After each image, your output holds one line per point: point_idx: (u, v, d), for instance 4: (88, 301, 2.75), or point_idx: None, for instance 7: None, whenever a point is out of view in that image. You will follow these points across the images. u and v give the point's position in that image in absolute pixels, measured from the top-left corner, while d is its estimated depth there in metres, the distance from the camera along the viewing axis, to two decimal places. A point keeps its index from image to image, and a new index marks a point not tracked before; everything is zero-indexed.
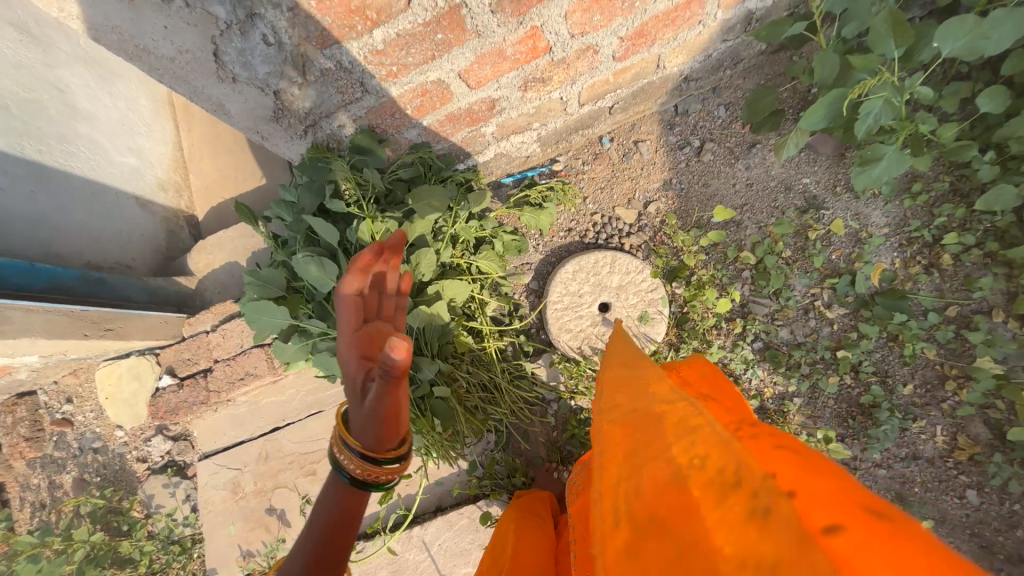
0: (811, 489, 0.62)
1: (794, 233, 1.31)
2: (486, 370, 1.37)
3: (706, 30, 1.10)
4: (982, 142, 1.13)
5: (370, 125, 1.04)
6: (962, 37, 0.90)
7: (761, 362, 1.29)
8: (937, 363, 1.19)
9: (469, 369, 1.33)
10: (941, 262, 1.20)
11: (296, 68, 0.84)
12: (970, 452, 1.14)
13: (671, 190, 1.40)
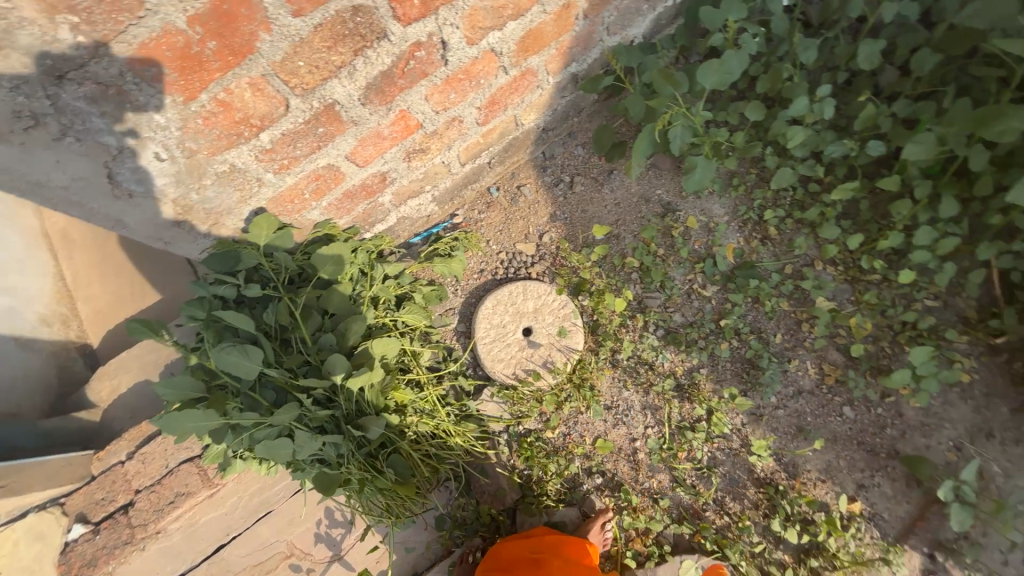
0: None
1: (661, 234, 1.58)
2: (432, 419, 1.39)
3: (545, 92, 1.37)
4: (765, 140, 1.49)
5: (273, 212, 1.13)
6: (715, 74, 1.25)
7: (667, 346, 1.48)
8: (793, 312, 1.46)
9: (414, 420, 1.36)
10: (770, 232, 1.51)
11: (191, 175, 0.93)
12: (837, 376, 1.38)
13: (558, 220, 1.63)
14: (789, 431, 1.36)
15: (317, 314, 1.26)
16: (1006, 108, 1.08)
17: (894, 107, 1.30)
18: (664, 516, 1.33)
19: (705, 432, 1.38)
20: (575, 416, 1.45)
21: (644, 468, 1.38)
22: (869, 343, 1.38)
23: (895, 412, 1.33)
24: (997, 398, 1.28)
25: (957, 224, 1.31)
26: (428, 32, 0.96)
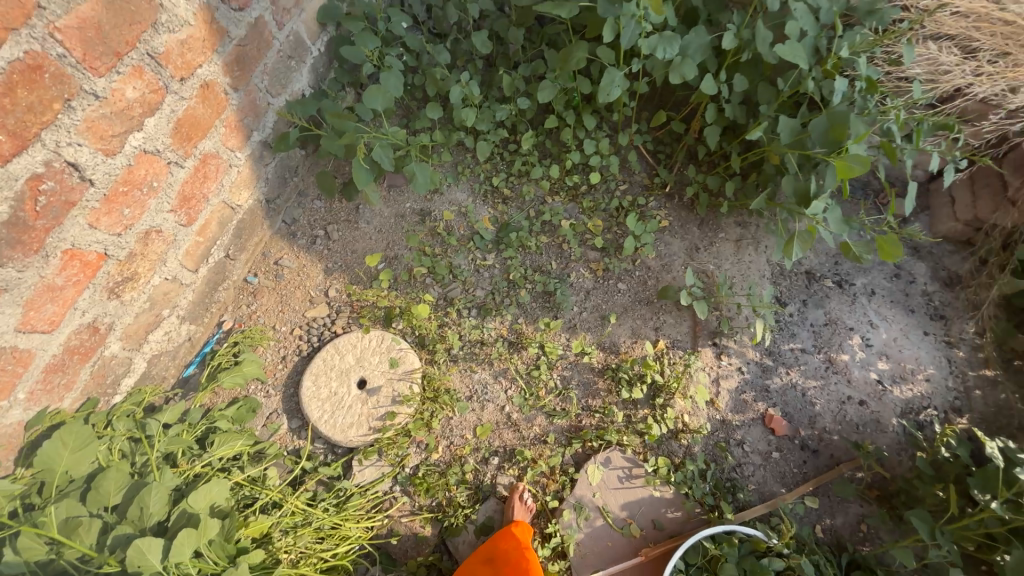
0: None
1: (428, 236, 1.73)
2: (308, 522, 1.29)
3: (241, 167, 1.36)
4: (459, 129, 1.77)
5: None
6: (378, 93, 1.43)
7: (484, 320, 1.64)
8: (553, 240, 1.78)
9: (287, 539, 1.22)
10: (504, 192, 1.80)
11: None
12: (603, 267, 1.75)
13: (334, 271, 1.63)
14: (597, 323, 1.68)
15: (86, 519, 0.97)
16: (572, 49, 1.53)
17: (520, 72, 1.70)
18: (558, 447, 1.49)
19: (547, 363, 1.60)
20: (448, 425, 1.51)
21: (525, 422, 1.53)
22: (607, 233, 1.79)
23: (646, 268, 1.76)
24: (688, 224, 1.81)
25: (602, 130, 1.79)
26: (42, 161, 0.86)
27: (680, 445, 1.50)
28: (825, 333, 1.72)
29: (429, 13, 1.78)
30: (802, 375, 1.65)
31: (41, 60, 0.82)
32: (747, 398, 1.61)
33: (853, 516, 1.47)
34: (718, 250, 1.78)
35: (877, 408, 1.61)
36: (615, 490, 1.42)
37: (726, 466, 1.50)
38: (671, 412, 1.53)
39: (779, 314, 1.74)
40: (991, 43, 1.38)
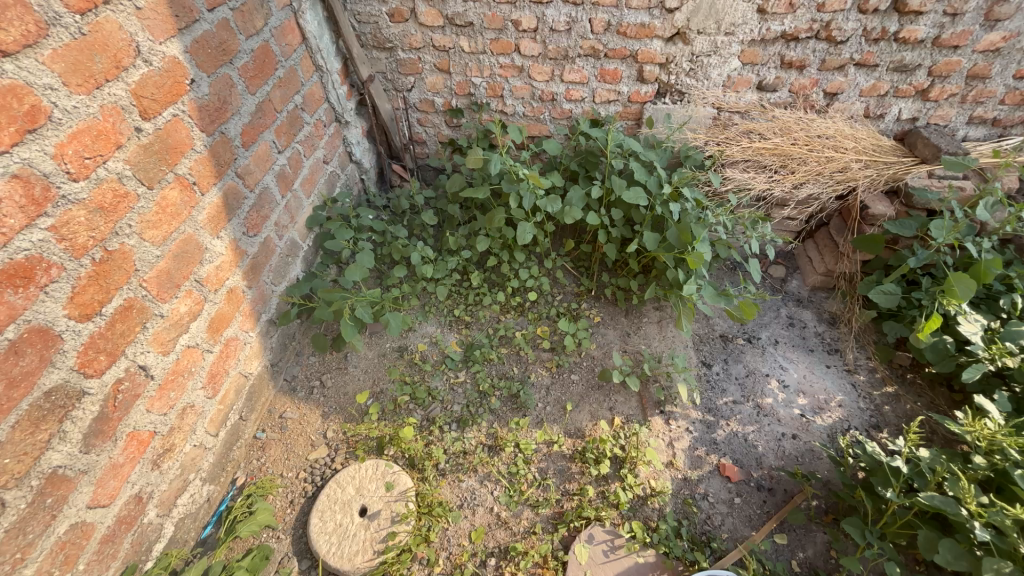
0: None
1: (407, 367, 2.07)
2: None
3: (253, 342, 1.74)
4: (421, 279, 2.25)
5: None
6: (357, 269, 1.90)
7: (464, 430, 1.91)
8: (511, 350, 2.15)
9: None
10: (465, 319, 2.22)
11: None
12: (556, 364, 2.10)
13: (331, 413, 1.91)
14: (559, 413, 1.97)
15: None
16: (494, 212, 2.11)
17: (461, 231, 2.25)
18: (546, 534, 1.67)
19: (524, 458, 1.84)
20: (445, 535, 1.67)
21: (514, 517, 1.71)
22: (553, 336, 2.19)
23: (591, 358, 2.13)
24: (616, 317, 2.24)
25: (532, 259, 2.31)
26: (124, 368, 1.19)
27: (653, 509, 1.70)
28: (748, 383, 2.05)
29: (388, 202, 2.39)
30: (740, 423, 1.94)
31: (132, 301, 1.20)
32: (700, 453, 1.86)
33: (821, 545, 1.63)
34: (645, 333, 2.19)
35: (808, 438, 1.88)
36: (603, 564, 1.57)
37: (696, 520, 1.69)
38: (637, 479, 1.76)
39: (708, 374, 2.08)
40: (771, 162, 2.04)
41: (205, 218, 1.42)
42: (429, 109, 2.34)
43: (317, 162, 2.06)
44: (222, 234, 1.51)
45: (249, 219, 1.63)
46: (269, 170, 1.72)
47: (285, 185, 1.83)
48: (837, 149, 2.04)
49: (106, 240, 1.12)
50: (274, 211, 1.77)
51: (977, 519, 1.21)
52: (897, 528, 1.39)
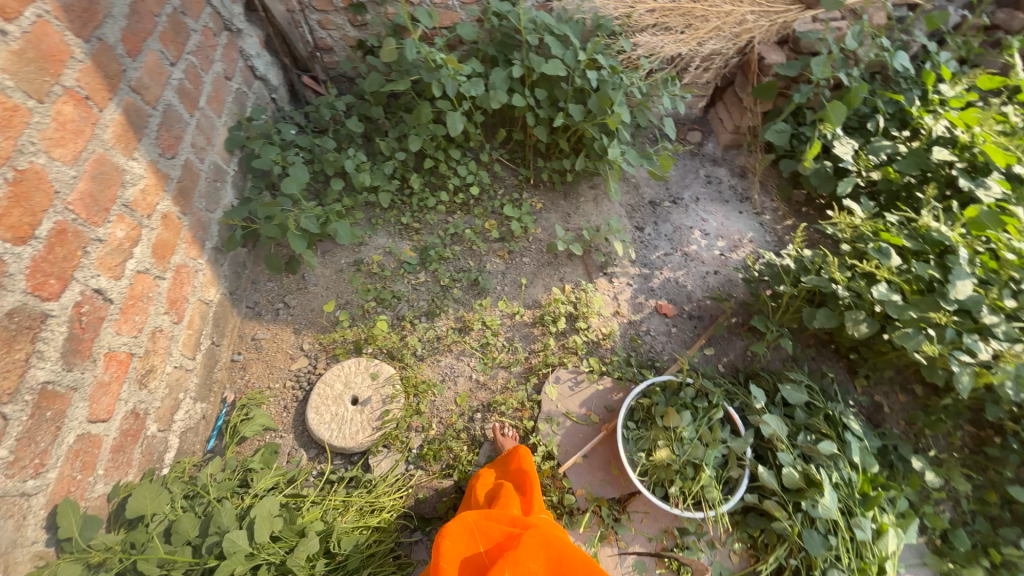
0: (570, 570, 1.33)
1: (368, 277, 2.15)
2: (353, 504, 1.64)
3: (205, 270, 1.74)
4: (362, 191, 2.25)
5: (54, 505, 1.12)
6: (291, 184, 1.87)
7: (433, 319, 2.08)
8: (465, 245, 2.27)
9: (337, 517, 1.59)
10: (414, 225, 2.28)
11: None
12: (508, 250, 2.26)
13: (302, 328, 2.00)
14: (517, 290, 2.18)
15: (180, 541, 1.30)
16: (421, 108, 2.10)
17: (392, 136, 2.23)
18: (520, 385, 1.94)
19: (491, 331, 2.05)
20: (433, 404, 1.90)
21: (491, 379, 1.96)
22: (502, 227, 2.32)
23: (538, 240, 2.30)
24: (556, 199, 2.39)
25: (468, 156, 2.35)
26: (79, 292, 1.21)
27: (605, 349, 2.00)
28: (676, 236, 2.32)
29: (308, 118, 2.29)
30: (671, 269, 2.23)
31: (64, 224, 1.17)
32: (641, 300, 2.15)
33: (740, 348, 2.00)
34: (584, 210, 2.37)
35: (726, 271, 2.21)
36: (570, 396, 1.89)
37: (642, 350, 2.02)
38: (589, 328, 2.04)
39: (642, 236, 2.33)
40: (675, 23, 2.13)
41: (113, 136, 1.34)
42: (329, 7, 2.17)
43: (219, 78, 1.91)
44: (137, 154, 1.44)
45: (161, 138, 1.55)
46: (166, 84, 1.60)
47: (190, 102, 1.72)
48: (734, 2, 2.14)
49: (12, 159, 1.07)
50: (186, 131, 1.68)
51: (838, 284, 1.59)
52: (790, 315, 1.80)
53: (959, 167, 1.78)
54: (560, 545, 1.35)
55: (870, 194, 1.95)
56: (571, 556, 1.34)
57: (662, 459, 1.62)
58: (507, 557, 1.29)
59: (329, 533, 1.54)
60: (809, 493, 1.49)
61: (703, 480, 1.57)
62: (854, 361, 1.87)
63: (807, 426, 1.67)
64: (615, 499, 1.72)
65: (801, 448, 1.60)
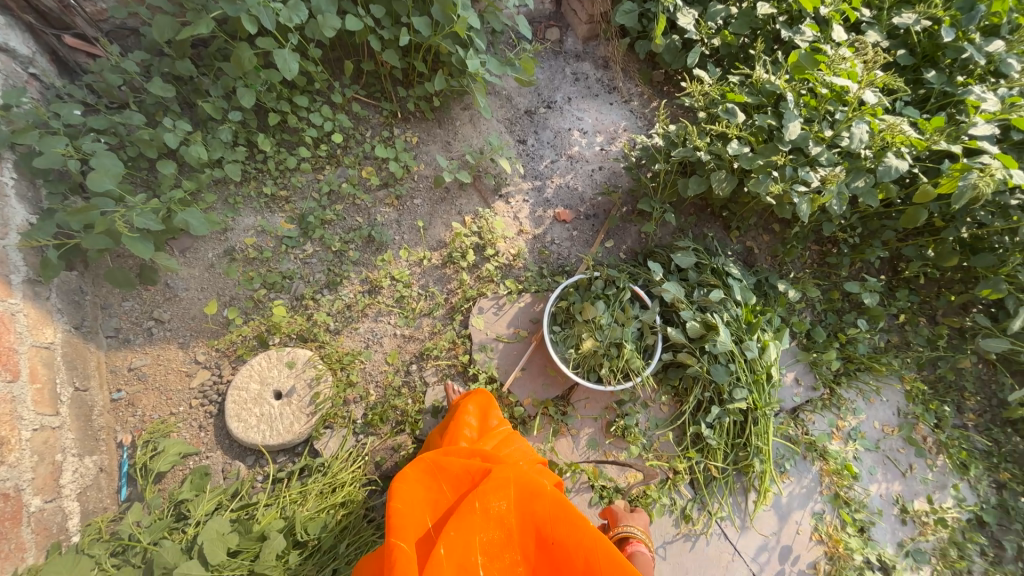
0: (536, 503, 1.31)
1: (247, 265, 1.91)
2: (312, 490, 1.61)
3: (25, 310, 1.45)
4: (202, 168, 1.90)
5: None
6: (99, 178, 1.50)
7: (337, 289, 1.94)
8: (347, 202, 2.08)
9: (298, 508, 1.56)
10: (281, 194, 2.02)
11: None
12: (396, 196, 2.11)
13: (188, 340, 1.77)
14: (416, 235, 2.08)
15: None
16: (238, 52, 1.74)
17: (214, 94, 1.85)
18: (446, 327, 1.94)
19: (403, 284, 1.98)
20: (365, 371, 1.84)
21: (416, 330, 1.92)
22: (382, 173, 2.14)
23: (424, 177, 2.17)
24: (431, 130, 2.23)
25: (318, 101, 2.06)
26: None
27: (517, 269, 2.05)
28: (558, 142, 2.33)
29: (93, 90, 1.80)
30: (561, 176, 2.26)
31: None
32: (540, 213, 2.19)
33: (636, 233, 2.15)
34: (463, 135, 2.26)
35: (610, 165, 2.29)
36: (497, 321, 1.94)
37: (552, 260, 2.10)
38: (498, 253, 2.05)
39: (526, 149, 2.30)
40: None
41: None
42: None
43: None
44: None
45: None
46: None
47: None
48: None
49: None
50: None
51: (700, 150, 1.74)
52: (669, 190, 1.96)
53: (781, 20, 1.95)
54: (531, 482, 1.31)
55: (715, 61, 2.08)
56: (542, 490, 1.30)
57: (588, 349, 1.77)
58: (476, 490, 1.29)
59: (292, 525, 1.52)
60: (709, 336, 1.74)
61: (626, 355, 1.75)
62: (727, 219, 2.12)
63: (699, 283, 1.90)
64: (559, 396, 1.87)
65: (698, 302, 1.83)
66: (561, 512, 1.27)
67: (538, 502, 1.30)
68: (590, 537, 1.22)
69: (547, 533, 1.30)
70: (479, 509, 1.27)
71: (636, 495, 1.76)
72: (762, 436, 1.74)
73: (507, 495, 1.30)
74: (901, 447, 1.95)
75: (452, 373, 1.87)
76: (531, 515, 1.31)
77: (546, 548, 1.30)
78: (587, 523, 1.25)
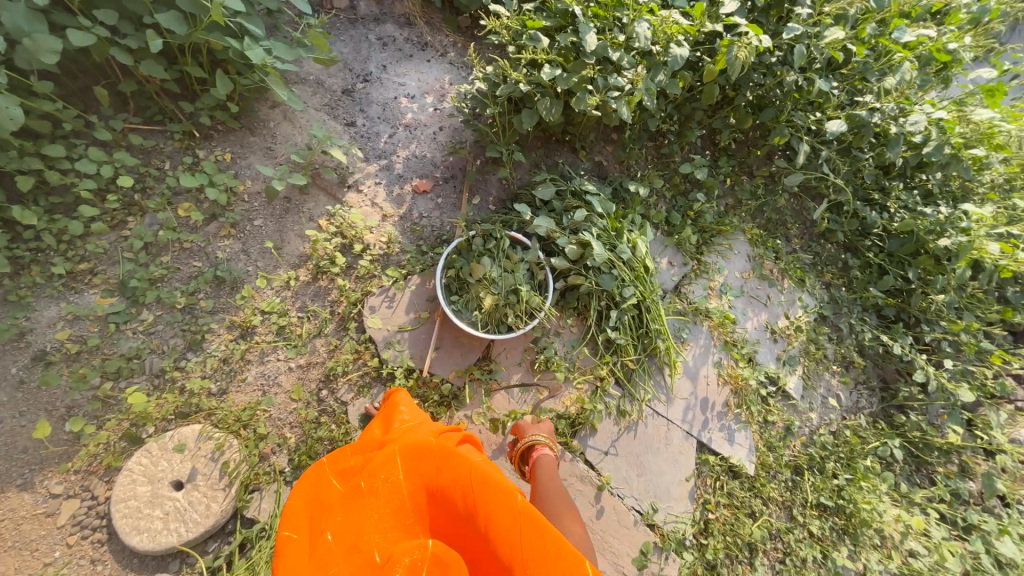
0: (427, 463, 1.26)
1: (72, 363, 1.58)
2: (261, 560, 1.47)
3: None
4: None
5: None
6: None
7: (203, 348, 1.70)
8: (172, 250, 1.78)
9: None
10: (82, 268, 1.66)
11: None
12: (230, 224, 1.86)
13: (32, 478, 1.44)
14: (272, 258, 1.87)
15: None
16: None
17: None
18: (344, 338, 1.82)
19: (278, 314, 1.79)
20: (272, 418, 1.67)
21: (313, 354, 1.78)
22: (201, 204, 1.85)
23: (255, 194, 1.93)
24: (242, 140, 1.96)
25: (80, 145, 1.67)
26: None
27: (395, 254, 1.97)
28: (389, 114, 2.21)
29: None
30: (405, 148, 2.17)
31: None
32: (397, 191, 2.09)
33: (497, 181, 2.17)
34: (282, 135, 2.03)
35: (449, 122, 2.25)
36: (393, 313, 1.87)
37: (426, 234, 2.05)
38: (369, 246, 1.95)
39: (358, 130, 2.14)
40: None
41: None
42: None
43: None
44: None
45: None
46: None
47: None
48: None
49: None
50: None
51: (521, 83, 1.77)
52: (509, 130, 1.99)
53: None
54: (414, 442, 1.29)
55: None
56: (425, 445, 1.28)
57: (489, 306, 1.80)
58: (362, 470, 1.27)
59: None
60: (587, 252, 1.87)
61: (524, 297, 1.82)
62: (571, 142, 2.23)
63: (565, 208, 2.01)
64: (479, 359, 1.90)
65: (570, 226, 1.94)
66: (444, 456, 1.24)
67: (424, 459, 1.27)
68: (470, 470, 1.18)
69: (436, 487, 1.24)
70: (368, 487, 1.24)
71: (576, 414, 1.91)
72: (657, 319, 1.96)
73: (394, 466, 1.27)
74: (759, 284, 2.35)
75: (367, 381, 1.79)
76: (422, 475, 1.27)
77: (441, 502, 1.24)
78: (466, 458, 1.21)
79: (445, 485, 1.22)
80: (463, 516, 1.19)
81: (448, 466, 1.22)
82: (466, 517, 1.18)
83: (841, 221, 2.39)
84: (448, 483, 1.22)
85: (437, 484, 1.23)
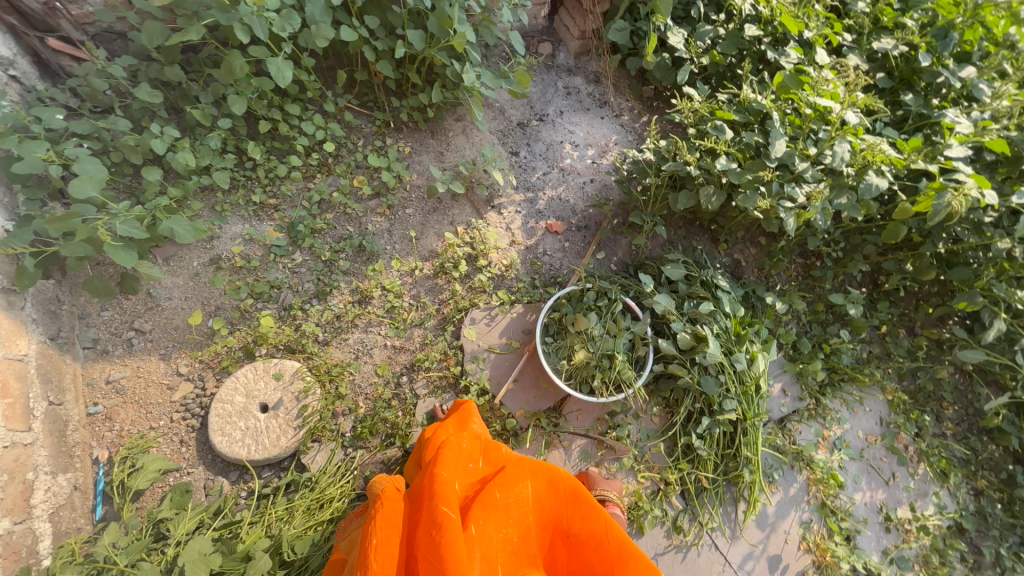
0: (558, 495, 1.33)
1: (233, 274, 1.88)
2: (298, 506, 1.55)
3: None
4: (190, 175, 1.86)
5: None
6: (81, 185, 1.46)
7: (327, 299, 1.92)
8: (338, 212, 2.06)
9: (285, 527, 1.50)
10: (271, 202, 2.00)
11: None
12: (387, 206, 2.10)
13: (171, 352, 1.72)
14: (408, 245, 2.07)
15: None
16: (230, 59, 1.72)
17: (204, 100, 1.81)
18: (438, 337, 1.91)
19: (394, 294, 1.96)
20: (355, 383, 1.81)
21: (407, 340, 1.90)
22: (373, 182, 2.13)
23: (416, 188, 2.17)
24: (424, 140, 2.25)
25: (310, 109, 2.04)
26: None
27: (510, 279, 2.04)
28: (550, 154, 2.35)
29: (78, 94, 1.75)
30: (553, 187, 2.29)
31: None
32: (532, 223, 2.20)
33: (626, 245, 2.17)
34: (455, 145, 2.27)
35: (601, 177, 2.33)
36: (488, 332, 1.92)
37: (544, 270, 2.10)
38: (491, 263, 2.05)
39: (518, 160, 2.32)
40: None
41: None
42: None
43: None
44: None
45: None
46: None
47: None
48: None
49: None
50: None
51: (691, 166, 1.77)
52: (659, 203, 1.98)
53: (765, 41, 2.04)
54: (550, 471, 1.35)
55: (703, 78, 2.17)
56: (559, 477, 1.34)
57: (580, 361, 1.77)
58: (494, 481, 1.31)
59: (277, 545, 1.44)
60: (699, 347, 1.76)
61: (619, 367, 1.75)
62: (715, 231, 2.16)
63: (688, 295, 1.92)
64: (551, 408, 1.86)
65: (688, 314, 1.85)
66: (578, 502, 1.30)
67: (556, 491, 1.34)
68: (613, 533, 1.24)
69: (564, 525, 1.31)
70: (500, 500, 1.29)
71: (628, 507, 1.76)
72: (751, 447, 1.76)
73: (524, 485, 1.34)
74: (884, 455, 1.99)
75: (443, 384, 1.85)
76: (549, 506, 1.34)
77: (562, 538, 1.32)
78: (605, 514, 1.27)
79: (580, 527, 1.28)
80: (589, 562, 1.26)
81: (586, 509, 1.28)
82: (590, 565, 1.26)
83: (1019, 425, 1.95)
84: (581, 527, 1.28)
85: (568, 522, 1.30)
